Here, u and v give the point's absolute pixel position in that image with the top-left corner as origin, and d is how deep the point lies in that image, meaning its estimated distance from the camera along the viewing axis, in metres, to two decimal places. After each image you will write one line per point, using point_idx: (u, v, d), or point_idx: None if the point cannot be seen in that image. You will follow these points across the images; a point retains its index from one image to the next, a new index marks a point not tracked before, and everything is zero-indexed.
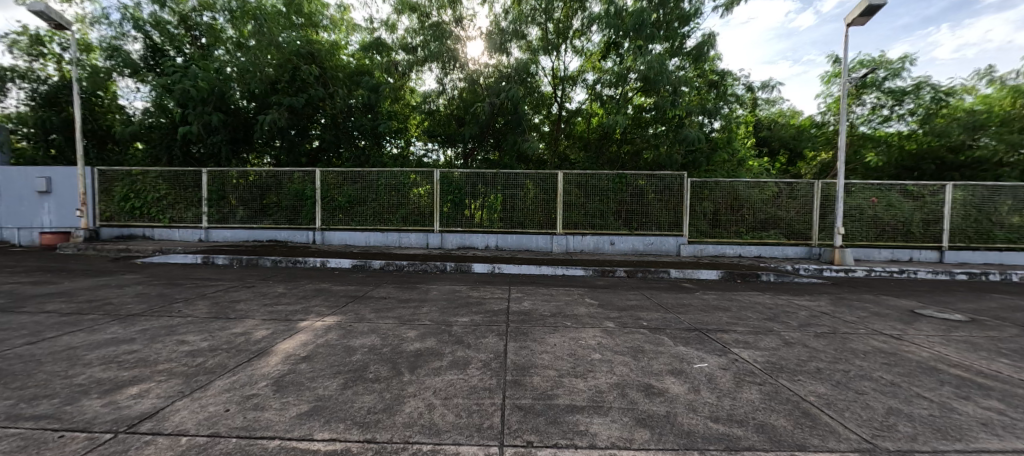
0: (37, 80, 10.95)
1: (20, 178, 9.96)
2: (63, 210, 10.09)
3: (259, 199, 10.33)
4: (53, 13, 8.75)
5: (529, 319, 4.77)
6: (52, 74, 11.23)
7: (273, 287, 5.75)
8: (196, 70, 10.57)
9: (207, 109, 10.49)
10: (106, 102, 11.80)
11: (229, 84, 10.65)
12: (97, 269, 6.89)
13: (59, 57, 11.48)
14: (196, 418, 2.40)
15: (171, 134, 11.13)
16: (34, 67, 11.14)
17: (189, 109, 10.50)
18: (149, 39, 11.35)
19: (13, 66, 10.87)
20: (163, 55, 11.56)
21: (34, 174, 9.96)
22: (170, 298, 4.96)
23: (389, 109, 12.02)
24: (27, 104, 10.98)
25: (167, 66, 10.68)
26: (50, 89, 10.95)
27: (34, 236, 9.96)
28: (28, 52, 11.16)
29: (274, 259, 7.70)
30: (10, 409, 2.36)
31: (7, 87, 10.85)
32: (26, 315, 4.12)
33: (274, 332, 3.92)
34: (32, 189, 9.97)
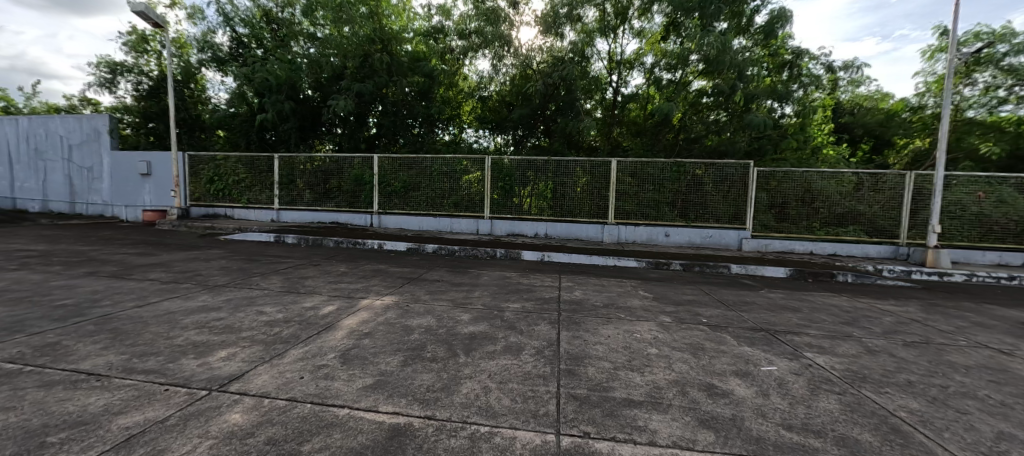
0: (141, 74, 12.32)
1: (126, 162, 11.30)
2: (160, 190, 11.35)
3: (323, 183, 10.99)
4: (155, 14, 9.74)
5: (581, 309, 4.70)
6: (154, 69, 12.57)
7: (337, 266, 6.12)
8: (274, 61, 11.36)
9: (280, 97, 11.23)
10: (195, 94, 13.02)
11: (299, 74, 11.34)
12: (188, 243, 7.72)
13: (160, 54, 12.82)
14: (276, 382, 2.61)
15: (249, 122, 12.11)
16: (140, 63, 12.51)
17: (266, 97, 11.33)
18: (235, 34, 12.36)
19: (124, 61, 12.31)
20: (247, 48, 12.61)
21: (139, 158, 11.26)
22: (248, 272, 5.44)
23: (444, 95, 12.30)
24: (133, 96, 12.39)
25: (249, 58, 11.61)
26: (152, 83, 12.31)
27: (138, 213, 11.34)
28: (136, 49, 12.56)
29: (337, 240, 8.20)
30: (126, 362, 2.71)
31: (118, 80, 12.27)
32: (135, 281, 4.71)
33: (338, 308, 4.17)
34: (136, 171, 11.30)
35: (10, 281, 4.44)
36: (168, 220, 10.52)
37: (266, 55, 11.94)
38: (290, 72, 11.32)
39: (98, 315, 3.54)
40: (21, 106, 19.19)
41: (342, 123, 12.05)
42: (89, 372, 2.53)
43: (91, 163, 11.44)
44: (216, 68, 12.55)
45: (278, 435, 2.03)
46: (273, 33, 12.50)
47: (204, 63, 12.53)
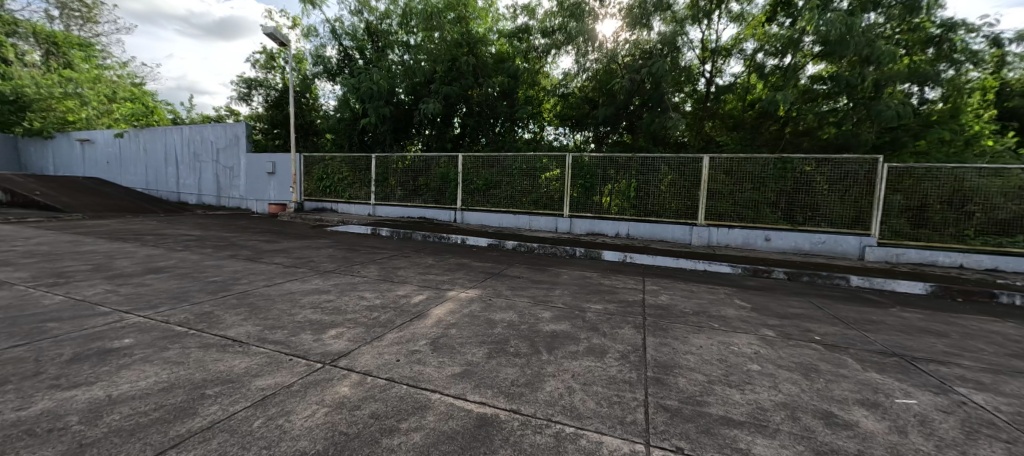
0: (270, 87, 14.46)
1: (257, 162, 13.31)
2: (282, 186, 13.19)
3: (413, 180, 11.86)
4: (281, 35, 11.32)
5: (668, 314, 4.43)
6: (279, 82, 14.66)
7: (425, 259, 6.55)
8: (375, 70, 12.57)
9: (380, 102, 12.37)
10: (310, 102, 14.90)
11: (395, 81, 12.40)
12: (302, 233, 8.86)
13: (284, 69, 14.88)
14: (377, 362, 2.86)
15: (352, 125, 13.52)
16: (269, 78, 14.67)
17: (367, 103, 12.53)
18: (342, 47, 13.87)
19: (258, 77, 14.55)
20: (351, 60, 14.08)
21: (266, 159, 13.21)
22: (351, 260, 6.08)
23: (526, 94, 12.54)
24: (263, 106, 14.59)
25: (354, 68, 12.98)
26: (278, 94, 14.41)
27: (266, 206, 13.34)
28: (266, 66, 14.76)
29: (424, 234, 8.78)
30: (261, 333, 3.18)
31: (253, 93, 14.53)
32: (265, 264, 5.54)
33: (428, 298, 4.45)
34: (264, 170, 13.28)
35: (179, 260, 5.51)
36: (287, 213, 12.20)
37: (369, 65, 13.25)
38: (388, 79, 12.42)
39: (239, 291, 4.22)
40: (186, 117, 23.78)
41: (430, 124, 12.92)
42: (234, 338, 3.02)
43: (232, 163, 13.67)
44: (327, 79, 14.24)
45: (381, 411, 2.22)
46: (374, 44, 13.81)
47: (317, 75, 14.29)
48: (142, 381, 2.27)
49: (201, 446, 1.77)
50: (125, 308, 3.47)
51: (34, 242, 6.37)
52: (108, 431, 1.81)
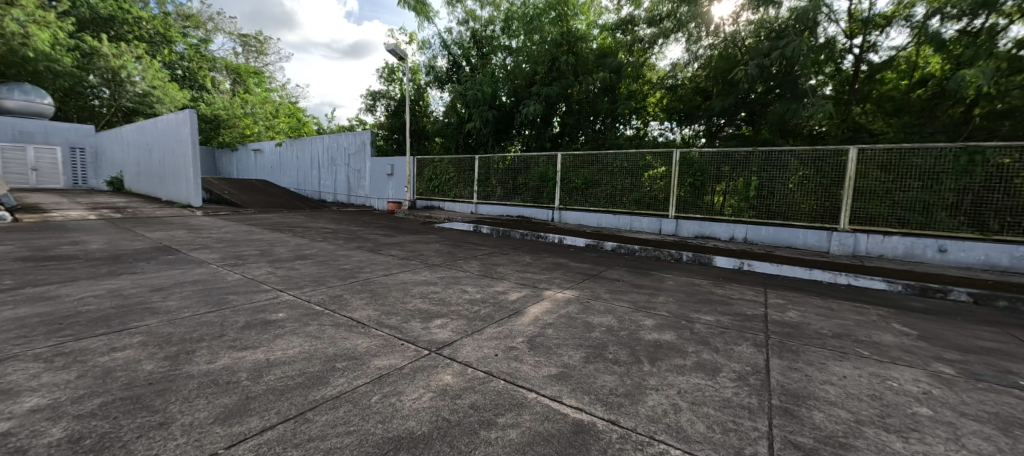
0: (391, 97, 16.41)
1: (379, 165, 15.16)
2: (399, 187, 14.81)
3: (512, 179, 12.25)
4: (400, 50, 12.67)
5: (800, 334, 3.75)
6: (398, 92, 16.51)
7: (523, 257, 6.68)
8: (480, 76, 13.32)
9: (484, 107, 13.05)
10: (422, 109, 16.47)
11: (498, 85, 12.94)
12: (414, 228, 9.81)
13: (402, 81, 16.68)
14: (477, 355, 2.98)
15: (458, 129, 14.56)
16: (390, 89, 16.63)
17: (472, 108, 13.32)
18: (450, 57, 14.99)
19: (382, 89, 16.58)
20: (459, 67, 15.15)
21: (386, 162, 14.97)
22: (455, 255, 6.50)
23: (630, 88, 12.01)
24: (385, 115, 16.60)
25: (462, 76, 13.93)
26: (397, 103, 16.25)
27: (385, 204, 15.12)
28: (388, 79, 16.75)
29: (522, 233, 9.00)
30: (379, 317, 3.57)
31: (377, 104, 16.64)
32: (385, 255, 6.26)
33: (525, 295, 4.52)
34: (385, 172, 15.06)
35: (321, 249, 6.55)
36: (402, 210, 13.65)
37: (474, 71, 14.07)
38: (492, 83, 13.04)
39: (363, 279, 4.82)
40: (327, 128, 28.27)
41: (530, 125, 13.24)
42: (359, 320, 3.44)
43: (360, 166, 15.79)
44: (437, 87, 15.56)
45: (479, 403, 2.30)
46: (479, 51, 14.63)
47: (429, 84, 15.68)
48: (291, 350, 2.72)
49: (331, 413, 2.03)
50: (281, 287, 4.23)
51: (226, 231, 8.19)
52: (266, 389, 2.20)
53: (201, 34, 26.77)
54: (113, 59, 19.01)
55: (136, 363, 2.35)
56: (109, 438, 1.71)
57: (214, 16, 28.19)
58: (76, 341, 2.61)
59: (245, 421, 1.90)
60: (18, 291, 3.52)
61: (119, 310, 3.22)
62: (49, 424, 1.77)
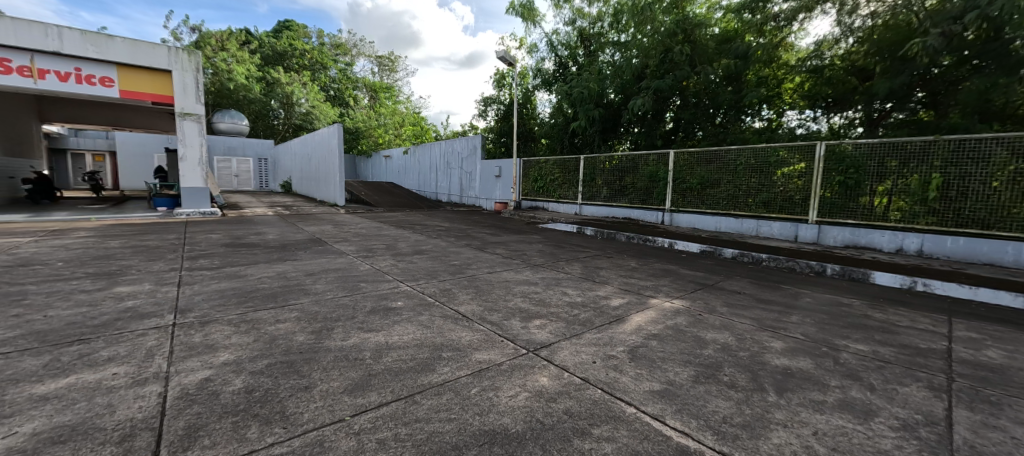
0: (501, 102, 17.24)
1: (488, 167, 16.05)
2: (506, 187, 15.46)
3: (619, 180, 11.76)
4: (510, 56, 13.22)
5: (1017, 383, 2.71)
6: (507, 97, 17.25)
7: (628, 261, 6.33)
8: (586, 75, 13.10)
9: (589, 105, 12.78)
10: (529, 112, 16.93)
11: (606, 82, 12.53)
12: (519, 228, 10.13)
13: (511, 86, 17.37)
14: (575, 359, 2.86)
15: (563, 130, 14.56)
16: (500, 94, 17.47)
17: (579, 108, 13.16)
18: (558, 58, 15.07)
19: (493, 95, 17.54)
20: (566, 68, 15.15)
21: (495, 164, 15.75)
22: (557, 256, 6.50)
23: (760, 74, 10.48)
24: (495, 119, 17.51)
25: (568, 76, 13.90)
26: (506, 107, 16.99)
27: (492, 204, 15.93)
28: (498, 84, 17.61)
29: (628, 235, 8.57)
30: (482, 312, 3.74)
31: (488, 109, 17.63)
32: (490, 253, 6.58)
33: (628, 302, 4.24)
34: (493, 174, 15.87)
35: (435, 245, 7.20)
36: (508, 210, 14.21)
37: (581, 70, 13.88)
38: (599, 81, 12.70)
39: (469, 275, 5.13)
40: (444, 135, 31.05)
41: (640, 122, 12.51)
42: (464, 314, 3.66)
43: (471, 169, 16.92)
44: (544, 90, 15.81)
45: (574, 409, 2.23)
46: (586, 49, 14.40)
47: (536, 87, 16.03)
48: (406, 336, 3.02)
49: (436, 399, 2.19)
50: (402, 279, 4.77)
51: (363, 227, 9.61)
52: (384, 368, 2.49)
53: (348, 59, 32.62)
54: (287, 87, 24.63)
55: (292, 335, 2.90)
56: (270, 393, 2.13)
57: (358, 42, 33.36)
58: (254, 312, 3.33)
59: (366, 395, 2.17)
60: (223, 270, 4.67)
61: (283, 289, 4.03)
62: (234, 375, 2.29)
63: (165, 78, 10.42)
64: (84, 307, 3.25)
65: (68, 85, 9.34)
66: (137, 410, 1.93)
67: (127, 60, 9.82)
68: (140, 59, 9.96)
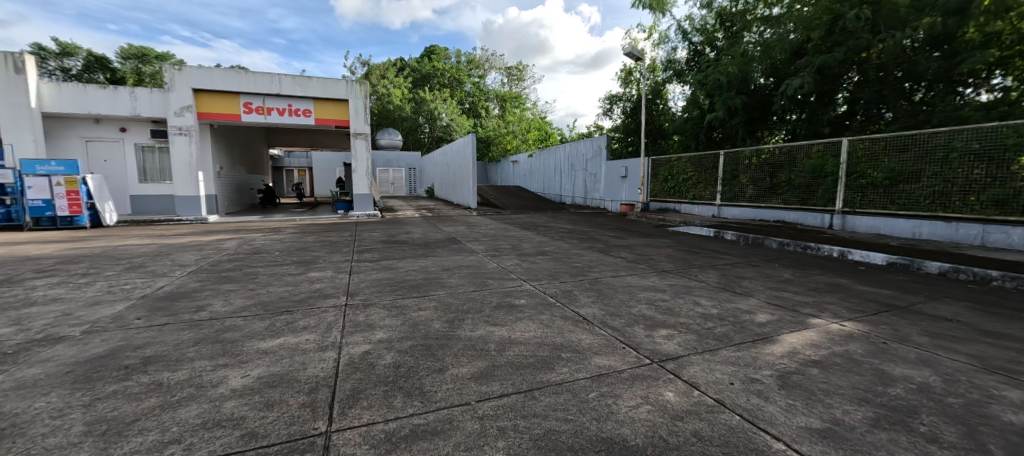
0: (627, 99, 16.58)
1: (613, 168, 15.59)
2: (632, 188, 14.83)
3: (770, 177, 10.36)
4: (638, 50, 12.62)
5: None
6: (634, 93, 16.50)
7: (780, 271, 5.38)
8: (727, 59, 11.68)
9: (730, 94, 11.39)
10: (660, 107, 15.90)
11: (752, 65, 10.95)
12: (646, 231, 9.60)
13: (638, 81, 16.54)
14: (706, 378, 2.54)
15: (699, 124, 13.27)
16: (626, 91, 16.82)
17: (716, 97, 11.86)
18: (692, 45, 13.80)
19: (618, 93, 16.95)
20: (702, 55, 13.79)
21: (620, 164, 15.20)
22: (688, 263, 5.92)
23: (990, 29, 7.80)
24: (621, 117, 16.88)
25: (704, 63, 12.62)
26: (633, 104, 16.26)
27: (617, 206, 15.39)
28: (624, 81, 16.95)
29: (780, 241, 7.32)
30: (603, 316, 3.63)
31: (614, 108, 17.08)
32: (613, 257, 6.37)
33: (777, 320, 3.58)
34: (618, 175, 15.34)
35: (558, 247, 7.33)
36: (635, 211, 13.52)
37: (720, 55, 12.43)
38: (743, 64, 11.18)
39: (591, 278, 5.05)
40: (568, 137, 31.26)
41: (802, 106, 10.56)
42: (584, 316, 3.62)
43: (595, 170, 16.62)
44: (677, 81, 14.61)
45: (704, 433, 1.97)
46: (727, 31, 12.84)
47: (667, 80, 14.93)
48: (528, 333, 3.14)
49: (553, 397, 2.22)
50: (525, 278, 4.98)
51: (492, 228, 10.38)
52: (507, 361, 2.64)
53: (481, 72, 35.60)
54: (431, 104, 28.23)
55: (430, 322, 3.30)
56: (412, 370, 2.47)
57: (490, 56, 36.10)
58: (404, 299, 3.91)
59: (490, 384, 2.33)
60: (381, 262, 5.62)
61: (424, 281, 4.62)
62: (387, 351, 2.72)
63: (343, 105, 13.03)
64: (292, 286, 4.30)
65: (285, 118, 12.44)
66: (320, 370, 2.46)
67: (320, 94, 12.58)
68: (328, 92, 12.66)
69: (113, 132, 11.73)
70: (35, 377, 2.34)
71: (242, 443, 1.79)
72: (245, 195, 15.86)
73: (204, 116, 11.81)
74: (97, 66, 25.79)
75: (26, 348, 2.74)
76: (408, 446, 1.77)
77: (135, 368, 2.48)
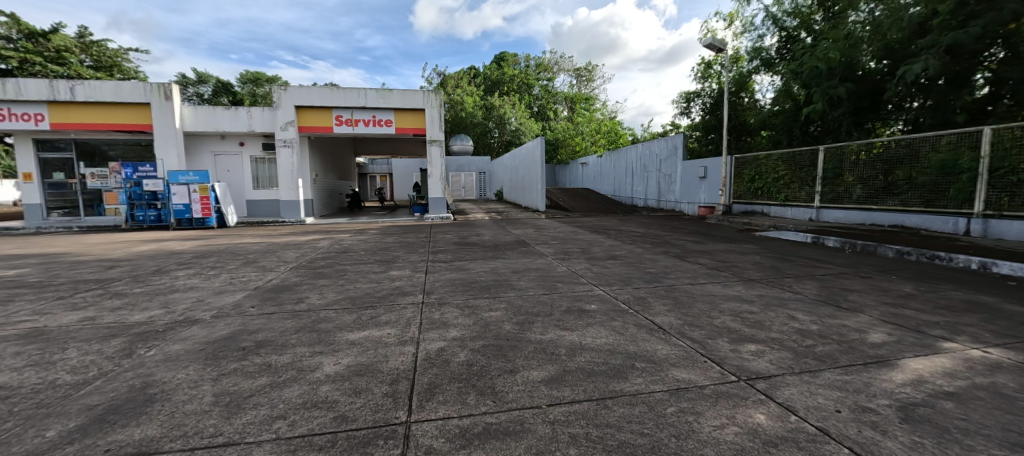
0: (706, 94, 15.49)
1: (690, 168, 14.62)
2: (712, 190, 13.78)
3: (884, 174, 8.98)
4: (719, 41, 11.73)
5: None
6: (714, 87, 15.36)
7: (899, 285, 4.60)
8: (826, 44, 10.38)
9: (832, 82, 10.10)
10: (745, 101, 14.59)
11: (860, 48, 9.61)
12: (729, 236, 8.85)
13: (719, 74, 15.35)
14: (804, 401, 2.23)
15: (794, 117, 11.94)
16: (705, 86, 15.73)
17: (814, 87, 10.61)
18: (784, 30, 12.47)
19: (696, 88, 15.87)
20: (795, 41, 12.42)
21: (699, 164, 14.21)
22: (781, 271, 5.32)
23: None
24: (700, 114, 15.78)
25: (797, 50, 11.34)
26: (713, 100, 15.14)
27: (695, 208, 14.39)
28: (703, 75, 15.84)
29: (898, 248, 6.26)
30: (681, 327, 3.39)
31: (691, 105, 16.00)
32: (691, 263, 5.96)
33: (897, 341, 3.05)
34: (696, 175, 14.33)
35: (630, 252, 7.05)
36: (716, 214, 12.55)
37: (818, 40, 11.11)
38: (847, 48, 9.83)
39: (667, 285, 4.77)
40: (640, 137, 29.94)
41: (926, 92, 8.98)
42: (660, 325, 3.42)
43: (670, 171, 15.69)
44: (765, 72, 13.28)
45: None
46: (828, 11, 11.42)
47: (753, 70, 13.67)
48: (599, 340, 3.06)
49: (628, 408, 2.13)
50: (594, 283, 4.86)
51: (560, 231, 10.30)
52: (578, 367, 2.59)
53: (549, 75, 35.68)
54: (500, 110, 28.96)
55: (501, 323, 3.37)
56: (484, 369, 2.53)
57: (558, 59, 36.02)
58: (475, 299, 4.04)
59: (561, 389, 2.31)
60: (453, 263, 5.87)
61: (494, 282, 4.72)
62: (461, 349, 2.83)
63: (420, 115, 13.92)
64: (375, 283, 4.66)
65: (369, 128, 13.62)
66: (401, 363, 2.63)
67: (399, 105, 13.57)
68: (406, 103, 13.62)
69: (234, 147, 13.79)
70: (179, 352, 2.83)
71: (334, 425, 1.97)
72: (336, 200, 17.61)
73: (303, 130, 13.36)
74: (223, 90, 30.56)
75: (172, 327, 3.32)
76: (481, 443, 1.81)
77: (251, 349, 2.87)
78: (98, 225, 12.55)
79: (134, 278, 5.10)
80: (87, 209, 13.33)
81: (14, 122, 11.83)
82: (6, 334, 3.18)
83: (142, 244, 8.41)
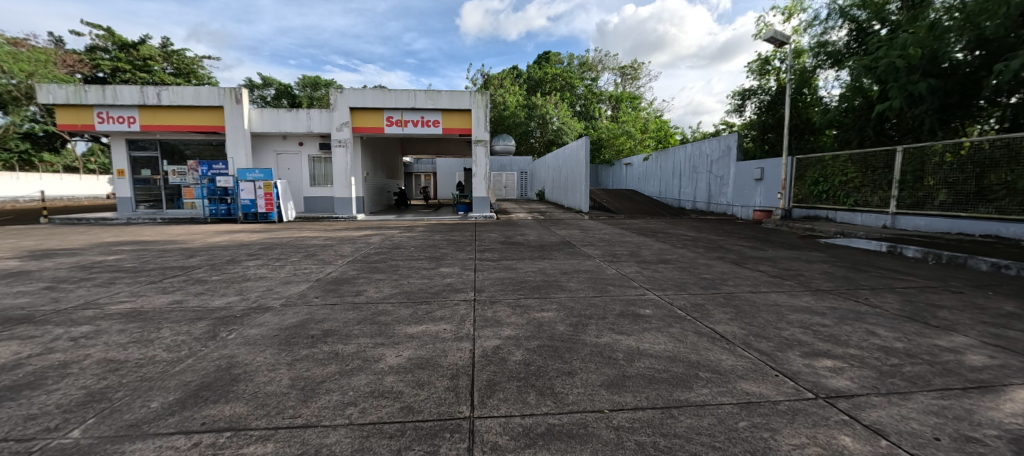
0: (762, 92, 14.65)
1: (746, 170, 13.88)
2: (769, 192, 13.02)
3: (975, 178, 8.14)
4: (780, 35, 11.05)
5: None
6: (772, 85, 14.49)
7: (1001, 302, 4.11)
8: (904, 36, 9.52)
9: (913, 77, 9.23)
10: (808, 98, 13.65)
11: (946, 38, 8.74)
12: (790, 243, 8.32)
13: (778, 71, 14.49)
14: (896, 425, 2.03)
15: (866, 115, 11.02)
16: (762, 83, 14.87)
17: (890, 82, 9.75)
18: (853, 23, 11.52)
19: (751, 86, 15.01)
20: (868, 33, 11.46)
21: (755, 165, 13.49)
22: (854, 282, 4.92)
23: None
24: (755, 113, 14.94)
25: (870, 44, 10.47)
26: (771, 98, 14.30)
27: (750, 212, 13.66)
28: (759, 71, 14.99)
29: (994, 261, 5.61)
30: (745, 337, 3.22)
31: (745, 103, 15.18)
32: (750, 270, 5.65)
33: (1003, 366, 2.72)
34: (752, 177, 13.60)
35: (682, 256, 6.80)
36: (773, 219, 11.88)
37: (895, 32, 10.23)
38: (931, 39, 8.93)
39: (725, 292, 4.55)
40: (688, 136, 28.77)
41: None
42: (722, 334, 3.27)
43: (722, 172, 14.98)
44: (831, 67, 12.36)
45: None
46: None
47: (817, 65, 12.77)
48: (657, 346, 2.97)
49: (695, 419, 2.04)
50: (647, 287, 4.74)
51: (606, 233, 10.12)
52: (638, 373, 2.52)
53: (593, 74, 35.15)
54: (542, 109, 28.91)
55: (554, 324, 3.35)
56: (542, 370, 2.53)
57: (603, 57, 35.41)
58: (527, 299, 4.06)
59: (623, 395, 2.26)
60: (501, 262, 5.94)
61: (544, 283, 4.71)
62: (517, 348, 2.84)
63: (466, 116, 14.20)
64: (427, 279, 4.81)
65: (417, 129, 14.06)
66: (459, 359, 2.67)
67: (446, 106, 13.90)
68: (454, 104, 13.94)
69: (293, 146, 14.71)
70: (256, 336, 3.05)
71: (402, 415, 2.04)
72: (384, 198, 18.31)
73: (356, 131, 13.99)
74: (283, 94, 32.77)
75: (248, 313, 3.58)
76: (546, 444, 1.80)
77: (319, 338, 3.04)
78: (176, 217, 13.84)
79: (212, 266, 5.57)
80: (169, 202, 14.76)
81: (110, 124, 13.27)
82: (112, 313, 3.58)
83: (216, 235, 9.18)
